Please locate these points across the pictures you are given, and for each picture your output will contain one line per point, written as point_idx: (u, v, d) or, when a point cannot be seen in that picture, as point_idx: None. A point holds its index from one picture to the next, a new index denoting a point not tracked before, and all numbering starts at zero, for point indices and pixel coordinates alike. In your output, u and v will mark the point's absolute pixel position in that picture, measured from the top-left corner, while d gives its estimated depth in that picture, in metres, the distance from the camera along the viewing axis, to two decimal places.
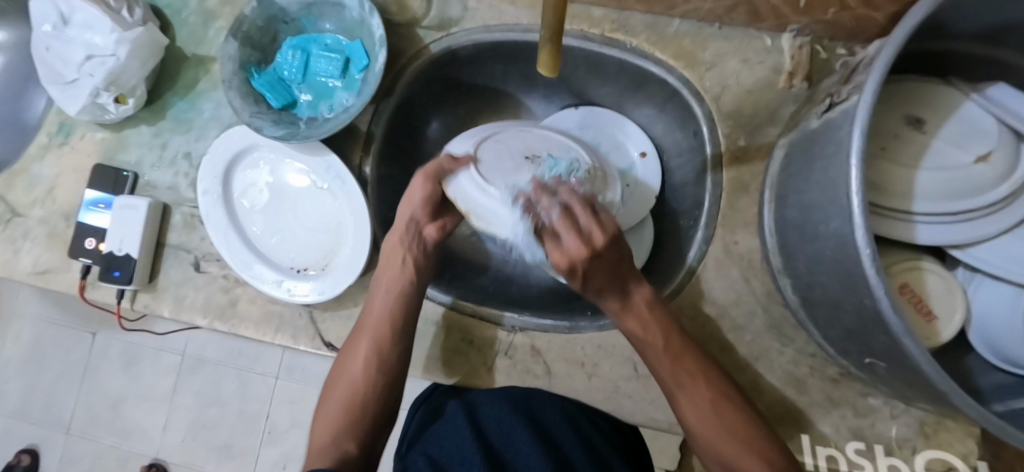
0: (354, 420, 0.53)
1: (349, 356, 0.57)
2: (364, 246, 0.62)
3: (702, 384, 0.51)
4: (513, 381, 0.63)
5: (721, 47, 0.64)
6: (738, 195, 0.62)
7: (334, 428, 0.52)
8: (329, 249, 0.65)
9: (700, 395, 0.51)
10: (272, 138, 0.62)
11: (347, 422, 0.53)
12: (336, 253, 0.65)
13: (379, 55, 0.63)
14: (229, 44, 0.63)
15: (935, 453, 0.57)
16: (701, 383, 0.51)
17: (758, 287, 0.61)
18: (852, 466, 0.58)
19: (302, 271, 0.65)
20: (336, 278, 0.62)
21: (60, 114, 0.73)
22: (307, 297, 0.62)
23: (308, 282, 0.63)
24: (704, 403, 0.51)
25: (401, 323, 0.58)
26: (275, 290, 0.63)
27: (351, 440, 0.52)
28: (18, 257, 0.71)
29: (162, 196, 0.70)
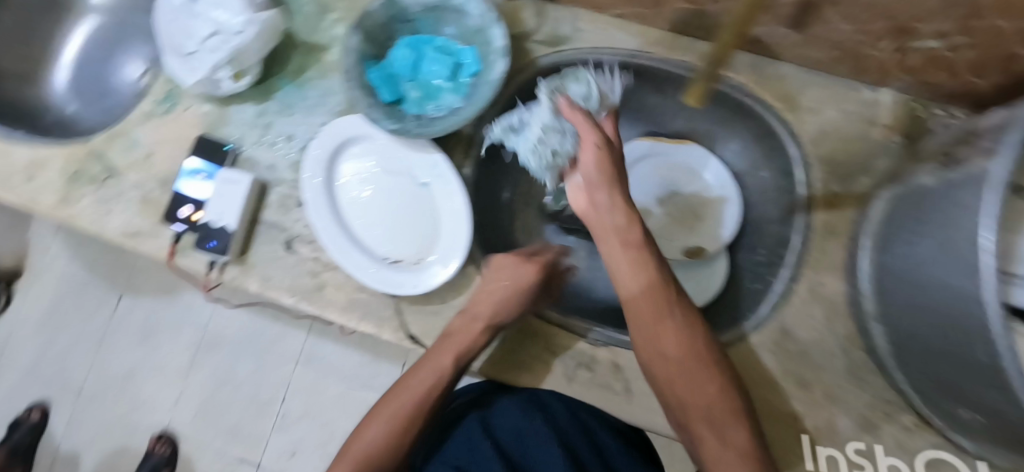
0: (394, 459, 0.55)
1: (424, 365, 0.59)
2: (462, 246, 0.64)
3: (705, 388, 0.53)
4: (592, 395, 0.63)
5: (821, 94, 0.67)
6: (827, 238, 0.64)
7: (382, 439, 0.55)
8: (423, 246, 0.67)
9: (701, 395, 0.53)
10: (385, 132, 0.65)
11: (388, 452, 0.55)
12: (430, 249, 0.66)
13: (499, 64, 0.64)
14: (352, 37, 0.66)
15: (937, 452, 0.59)
16: (707, 384, 0.53)
17: (840, 329, 0.63)
18: (853, 465, 0.60)
19: (396, 262, 0.66)
20: (432, 273, 0.64)
21: (168, 83, 0.75)
22: (401, 288, 0.63)
23: (403, 274, 0.64)
24: (707, 401, 0.53)
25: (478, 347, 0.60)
26: (370, 277, 0.64)
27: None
28: (108, 218, 0.72)
29: (261, 174, 0.71)
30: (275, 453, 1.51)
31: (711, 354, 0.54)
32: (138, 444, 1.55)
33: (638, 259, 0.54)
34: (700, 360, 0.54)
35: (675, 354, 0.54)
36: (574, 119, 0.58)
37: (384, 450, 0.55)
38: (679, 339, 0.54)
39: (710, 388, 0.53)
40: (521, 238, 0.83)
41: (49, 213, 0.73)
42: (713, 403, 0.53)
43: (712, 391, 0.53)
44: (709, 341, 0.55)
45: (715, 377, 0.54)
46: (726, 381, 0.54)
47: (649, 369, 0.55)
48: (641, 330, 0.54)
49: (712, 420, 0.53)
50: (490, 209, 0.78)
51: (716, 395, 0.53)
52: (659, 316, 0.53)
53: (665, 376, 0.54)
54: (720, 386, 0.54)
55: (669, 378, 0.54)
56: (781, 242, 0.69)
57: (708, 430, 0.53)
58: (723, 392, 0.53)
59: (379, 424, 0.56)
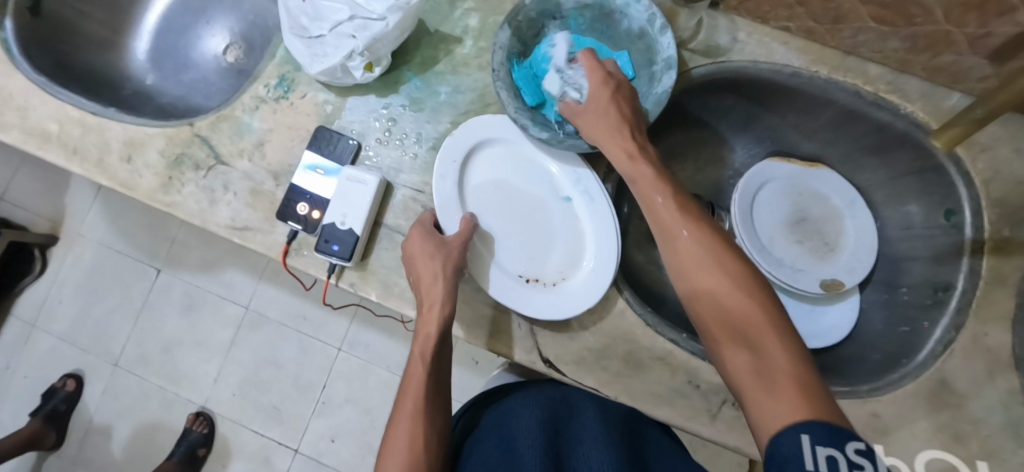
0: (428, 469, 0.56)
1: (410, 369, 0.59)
2: (609, 266, 0.61)
3: (736, 291, 0.48)
4: (736, 435, 0.60)
5: (996, 131, 0.63)
6: (994, 286, 0.61)
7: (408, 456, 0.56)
8: (563, 263, 0.63)
9: (728, 302, 0.48)
10: (535, 139, 0.60)
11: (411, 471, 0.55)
12: (570, 269, 0.63)
13: (663, 77, 0.60)
14: (504, 31, 0.60)
15: (938, 452, 0.58)
16: (728, 301, 0.48)
17: (1002, 384, 0.59)
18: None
19: (533, 281, 0.62)
20: (578, 297, 0.60)
21: (281, 66, 0.69)
22: (547, 311, 0.59)
23: (546, 295, 0.60)
24: (729, 316, 0.48)
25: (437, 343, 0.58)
26: (510, 298, 0.59)
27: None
28: (214, 208, 0.67)
29: (385, 173, 0.66)
30: (314, 438, 1.49)
31: (714, 269, 0.50)
32: (174, 421, 1.52)
33: (647, 176, 0.56)
34: (736, 267, 0.50)
35: (710, 288, 0.50)
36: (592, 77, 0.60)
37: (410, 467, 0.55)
38: (708, 250, 0.51)
39: (742, 301, 0.48)
40: (636, 255, 0.79)
41: (149, 199, 0.68)
42: (736, 306, 0.48)
43: (745, 296, 0.48)
44: (739, 253, 0.52)
45: (742, 290, 0.48)
46: (772, 301, 0.48)
47: (699, 313, 0.50)
48: (676, 251, 0.53)
49: (755, 344, 0.45)
50: None
51: (748, 302, 0.48)
52: (672, 225, 0.54)
53: (707, 309, 0.50)
54: (766, 304, 0.48)
55: (709, 311, 0.49)
56: (933, 284, 0.66)
57: (742, 351, 0.46)
58: (754, 300, 0.48)
59: (399, 428, 0.57)
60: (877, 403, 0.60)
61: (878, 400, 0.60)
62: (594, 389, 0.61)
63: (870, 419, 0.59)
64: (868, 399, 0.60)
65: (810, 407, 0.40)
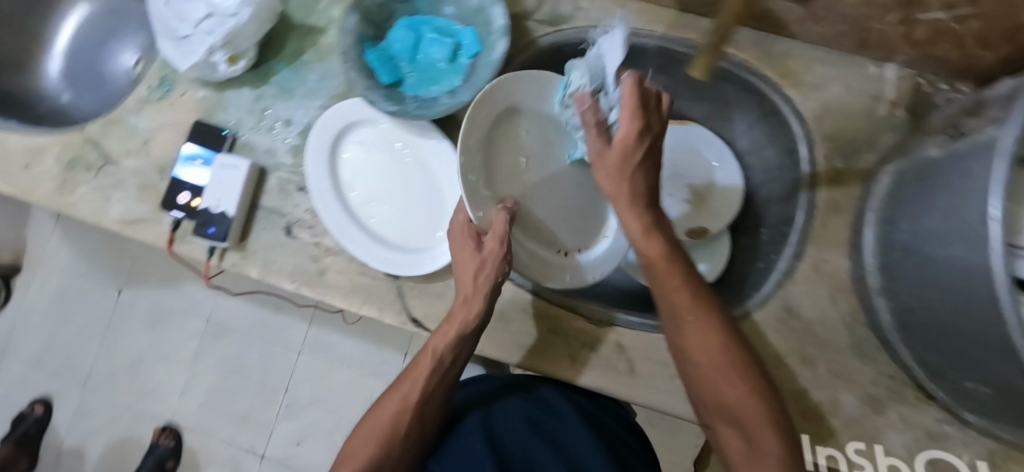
0: (398, 454, 0.57)
1: (395, 389, 0.59)
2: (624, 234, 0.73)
3: (738, 389, 0.51)
4: (597, 375, 0.63)
5: (825, 71, 0.66)
6: (831, 215, 0.64)
7: (378, 444, 0.56)
8: (575, 238, 0.71)
9: (733, 396, 0.51)
10: (384, 114, 0.64)
11: (382, 458, 0.56)
12: (593, 239, 0.73)
13: (498, 45, 0.64)
14: (350, 17, 0.64)
15: (936, 453, 0.60)
16: (722, 382, 0.51)
17: (843, 306, 0.63)
18: (853, 465, 0.60)
19: (566, 254, 0.69)
20: (602, 260, 0.71)
21: (162, 68, 0.74)
22: (585, 278, 0.67)
23: (582, 267, 0.69)
24: (727, 399, 0.51)
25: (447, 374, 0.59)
26: (558, 274, 0.66)
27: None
28: (106, 205, 0.71)
29: (259, 159, 0.70)
30: (281, 443, 1.48)
31: (736, 352, 0.52)
32: (143, 437, 1.51)
33: (656, 263, 0.54)
34: (735, 359, 0.52)
35: (703, 358, 0.52)
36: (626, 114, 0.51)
37: (384, 453, 0.56)
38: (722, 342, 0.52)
39: (737, 385, 0.51)
40: None
41: (46, 202, 0.72)
42: (737, 401, 0.51)
43: (749, 391, 0.51)
44: (738, 340, 0.53)
45: (744, 378, 0.51)
46: (757, 381, 0.52)
47: (690, 377, 0.53)
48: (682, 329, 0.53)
49: (737, 422, 0.51)
50: None
51: (754, 402, 0.51)
52: (681, 307, 0.53)
53: (701, 379, 0.52)
54: (755, 386, 0.51)
55: (705, 382, 0.52)
56: (784, 221, 0.69)
57: (733, 431, 0.51)
58: (746, 392, 0.51)
59: (384, 414, 0.58)
60: None
61: None
62: None
63: None
64: None
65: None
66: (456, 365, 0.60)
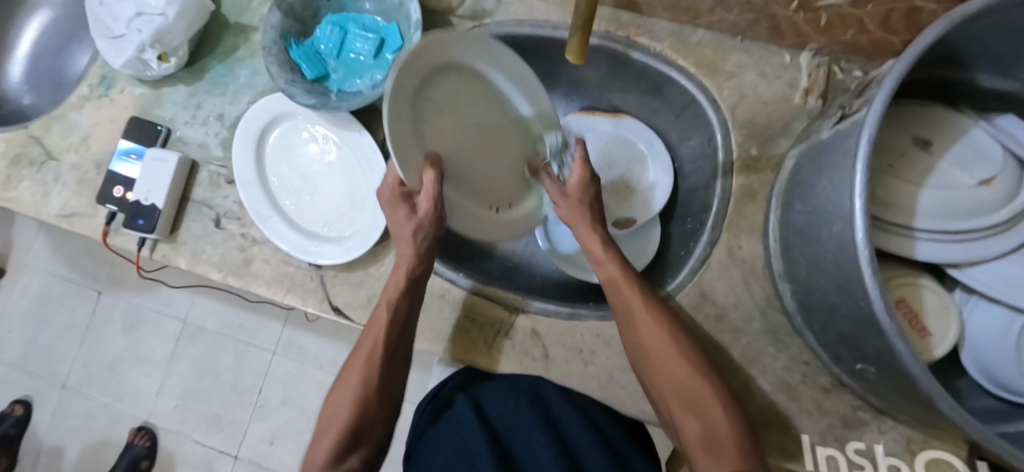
0: (377, 407, 0.55)
1: (347, 373, 0.57)
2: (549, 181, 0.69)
3: (681, 365, 0.53)
4: (511, 361, 0.65)
5: (740, 59, 0.66)
6: (746, 202, 0.64)
7: (354, 400, 0.54)
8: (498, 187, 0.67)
9: (682, 381, 0.52)
10: (304, 106, 0.65)
11: (364, 412, 0.54)
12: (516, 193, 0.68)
13: (414, 37, 0.65)
14: (273, 14, 0.66)
15: (937, 451, 0.57)
16: (677, 370, 0.53)
17: (758, 292, 0.62)
18: (852, 465, 0.59)
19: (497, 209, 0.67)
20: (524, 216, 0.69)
21: (103, 67, 0.77)
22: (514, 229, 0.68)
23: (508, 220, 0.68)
24: (678, 387, 0.52)
25: (400, 340, 0.58)
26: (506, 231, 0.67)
27: (355, 455, 0.54)
28: (46, 199, 0.74)
29: (191, 153, 0.72)
30: (254, 444, 1.33)
31: (684, 340, 0.55)
32: (117, 440, 1.38)
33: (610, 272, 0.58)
34: (677, 341, 0.55)
35: (651, 348, 0.54)
36: (579, 172, 0.63)
37: (362, 406, 0.54)
38: (663, 327, 0.55)
39: (689, 376, 0.53)
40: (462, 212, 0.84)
41: None
42: (692, 385, 0.52)
43: (691, 372, 0.53)
44: (681, 327, 0.56)
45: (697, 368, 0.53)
46: (708, 371, 0.53)
47: (637, 361, 0.56)
48: (633, 319, 0.56)
49: (694, 406, 0.51)
50: None
51: (698, 379, 0.52)
52: (632, 305, 0.56)
53: (648, 367, 0.55)
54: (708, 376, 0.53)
55: (650, 371, 0.55)
56: (706, 209, 0.69)
57: (690, 417, 0.51)
58: (699, 381, 0.52)
59: (353, 372, 0.56)
60: None
61: None
62: None
63: None
64: None
65: (744, 468, 0.45)
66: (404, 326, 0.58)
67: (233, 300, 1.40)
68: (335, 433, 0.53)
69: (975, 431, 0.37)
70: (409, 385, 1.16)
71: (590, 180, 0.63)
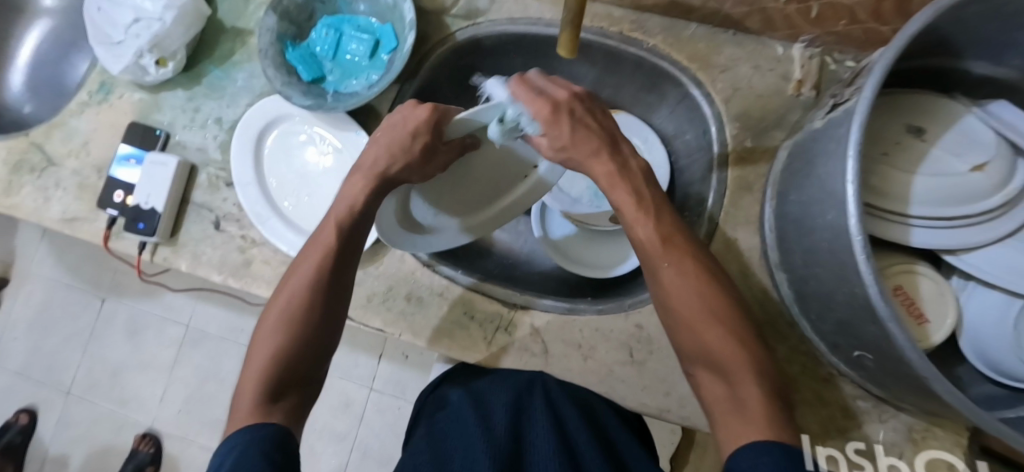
0: (309, 358, 0.52)
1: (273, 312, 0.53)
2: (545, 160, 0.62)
3: (719, 328, 0.47)
4: (511, 357, 0.65)
5: (733, 52, 0.66)
6: (742, 193, 0.64)
7: (281, 341, 0.50)
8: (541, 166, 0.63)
9: (714, 343, 0.47)
10: (301, 108, 0.66)
11: (292, 355, 0.50)
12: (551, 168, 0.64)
13: (409, 37, 0.66)
14: (269, 17, 0.67)
15: (935, 452, 0.57)
16: (706, 327, 0.47)
17: (755, 284, 0.63)
18: (853, 465, 0.59)
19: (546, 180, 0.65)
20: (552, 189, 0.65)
21: (102, 73, 0.77)
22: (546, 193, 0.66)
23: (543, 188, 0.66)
24: (704, 345, 0.47)
25: (328, 283, 0.53)
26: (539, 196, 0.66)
27: (289, 395, 0.50)
28: (47, 205, 0.74)
29: (190, 156, 0.73)
30: None
31: (722, 298, 0.49)
32: (121, 446, 1.38)
33: (635, 213, 0.50)
34: (719, 299, 0.49)
35: (681, 305, 0.48)
36: (537, 108, 0.48)
37: (288, 349, 0.50)
38: (706, 289, 0.49)
39: (715, 333, 0.47)
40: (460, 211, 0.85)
41: None
42: (723, 349, 0.46)
43: (732, 334, 0.47)
44: (720, 285, 0.50)
45: (727, 326, 0.48)
46: (743, 333, 0.48)
47: (667, 319, 0.50)
48: (660, 274, 0.49)
49: (720, 367, 0.46)
50: None
51: (733, 340, 0.47)
52: (659, 261, 0.49)
53: (686, 326, 0.48)
54: (739, 337, 0.47)
55: (687, 327, 0.48)
56: (703, 203, 0.70)
57: (717, 379, 0.46)
58: (727, 338, 0.47)
59: (280, 309, 0.52)
60: (640, 315, 0.64)
61: (640, 311, 0.64)
62: (381, 329, 0.67)
63: (634, 330, 0.64)
64: (631, 312, 0.64)
65: (771, 435, 0.41)
66: (339, 272, 0.54)
67: (236, 305, 1.40)
68: (260, 368, 0.49)
69: (973, 414, 0.37)
70: (412, 386, 1.17)
71: (572, 103, 0.50)
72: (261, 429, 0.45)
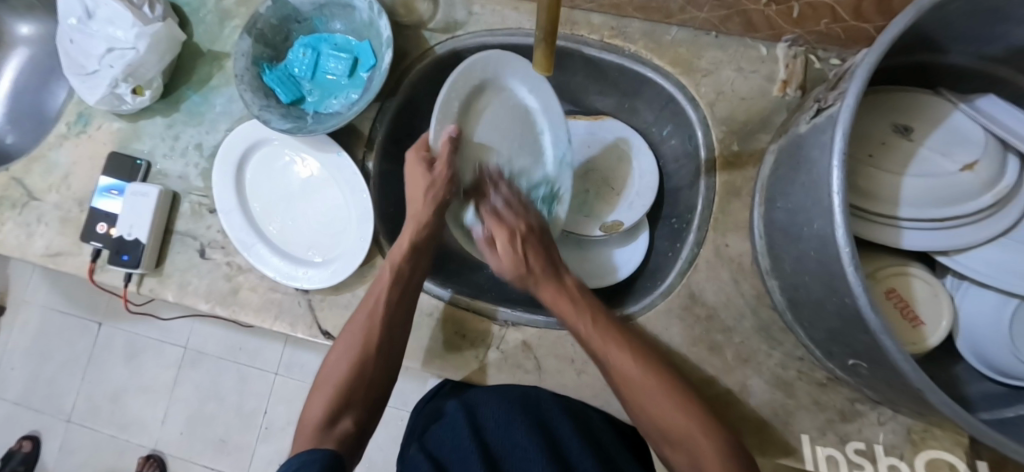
0: (375, 380, 0.55)
1: (347, 333, 0.57)
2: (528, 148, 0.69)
3: (662, 398, 0.50)
4: (504, 375, 0.64)
5: (716, 55, 0.65)
6: (730, 199, 0.63)
7: (352, 360, 0.55)
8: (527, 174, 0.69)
9: (665, 413, 0.50)
10: (280, 131, 0.65)
11: (354, 378, 0.54)
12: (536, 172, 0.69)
13: (385, 55, 0.65)
14: (243, 41, 0.66)
15: (936, 451, 0.57)
16: (650, 394, 0.51)
17: (748, 290, 0.62)
18: (850, 464, 0.58)
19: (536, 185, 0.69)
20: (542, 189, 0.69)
21: (79, 104, 0.76)
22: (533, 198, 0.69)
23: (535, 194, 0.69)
24: (658, 418, 0.50)
25: (400, 308, 0.59)
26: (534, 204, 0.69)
27: (348, 416, 0.52)
28: (31, 240, 0.74)
29: (172, 185, 0.72)
30: (262, 466, 1.32)
31: (662, 371, 0.53)
32: (125, 470, 1.38)
33: (569, 312, 0.56)
34: (655, 372, 0.52)
35: (626, 387, 0.52)
36: (501, 239, 0.58)
37: (356, 371, 0.54)
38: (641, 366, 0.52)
39: (663, 404, 0.50)
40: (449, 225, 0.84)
41: None
42: (672, 422, 0.49)
43: (675, 401, 0.50)
44: (654, 357, 0.54)
45: (672, 394, 0.51)
46: (693, 404, 0.50)
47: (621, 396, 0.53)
48: (609, 358, 0.53)
49: (678, 442, 0.48)
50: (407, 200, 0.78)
51: (683, 409, 0.50)
52: (602, 341, 0.53)
53: (629, 398, 0.52)
54: (690, 407, 0.50)
55: (632, 402, 0.52)
56: (692, 208, 0.69)
57: (682, 457, 0.48)
58: (679, 406, 0.50)
59: (349, 340, 0.56)
60: (633, 326, 0.63)
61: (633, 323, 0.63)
62: None
63: None
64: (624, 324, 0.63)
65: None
66: (410, 301, 0.60)
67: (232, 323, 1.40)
68: (329, 389, 0.53)
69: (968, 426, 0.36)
70: (413, 397, 1.16)
71: (528, 235, 0.59)
72: (321, 452, 0.46)
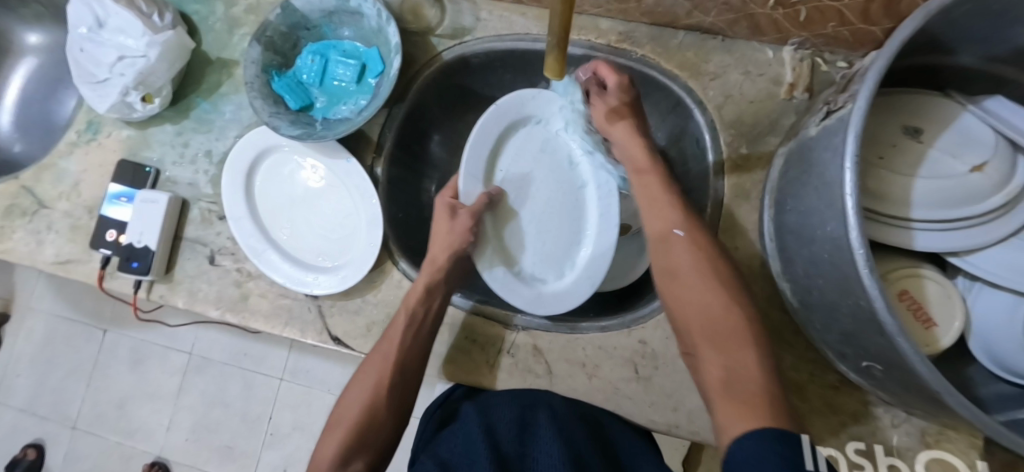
0: (389, 421, 0.56)
1: (359, 381, 0.58)
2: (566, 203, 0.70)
3: (715, 296, 0.48)
4: (514, 380, 0.65)
5: (723, 59, 0.66)
6: (739, 201, 0.64)
7: (366, 398, 0.56)
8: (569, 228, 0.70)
9: (713, 319, 0.47)
10: (289, 138, 0.65)
11: (370, 422, 0.55)
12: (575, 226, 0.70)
13: (394, 62, 0.65)
14: (253, 48, 0.66)
15: (942, 456, 0.56)
16: (709, 301, 0.48)
17: (758, 292, 0.62)
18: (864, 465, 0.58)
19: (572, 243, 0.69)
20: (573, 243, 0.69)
21: (89, 112, 0.77)
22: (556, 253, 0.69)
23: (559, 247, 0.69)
24: (704, 313, 0.48)
25: (412, 351, 0.59)
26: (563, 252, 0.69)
27: (361, 458, 0.53)
28: (41, 248, 0.74)
29: (181, 192, 0.72)
30: None
31: (732, 285, 0.49)
32: None
33: (649, 182, 0.58)
34: (725, 292, 0.49)
35: (690, 311, 0.49)
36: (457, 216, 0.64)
37: (371, 412, 0.55)
38: (705, 282, 0.50)
39: (718, 303, 0.48)
40: None
41: None
42: (721, 315, 0.47)
43: (723, 300, 0.48)
44: (738, 277, 0.51)
45: (734, 298, 0.48)
46: (746, 309, 0.47)
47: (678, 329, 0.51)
48: (674, 253, 0.52)
49: (715, 339, 0.46)
50: (416, 206, 0.78)
51: (729, 325, 0.46)
52: (688, 241, 0.52)
53: (678, 315, 0.51)
54: (738, 311, 0.47)
55: (679, 315, 0.50)
56: (701, 211, 0.69)
57: (713, 353, 0.45)
58: (729, 313, 0.47)
59: (363, 383, 0.57)
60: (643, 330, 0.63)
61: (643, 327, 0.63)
62: None
63: (638, 345, 0.63)
64: (635, 327, 0.63)
65: (767, 420, 0.37)
66: (423, 344, 0.60)
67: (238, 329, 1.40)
68: (342, 431, 0.54)
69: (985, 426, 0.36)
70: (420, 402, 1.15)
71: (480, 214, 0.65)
72: None
